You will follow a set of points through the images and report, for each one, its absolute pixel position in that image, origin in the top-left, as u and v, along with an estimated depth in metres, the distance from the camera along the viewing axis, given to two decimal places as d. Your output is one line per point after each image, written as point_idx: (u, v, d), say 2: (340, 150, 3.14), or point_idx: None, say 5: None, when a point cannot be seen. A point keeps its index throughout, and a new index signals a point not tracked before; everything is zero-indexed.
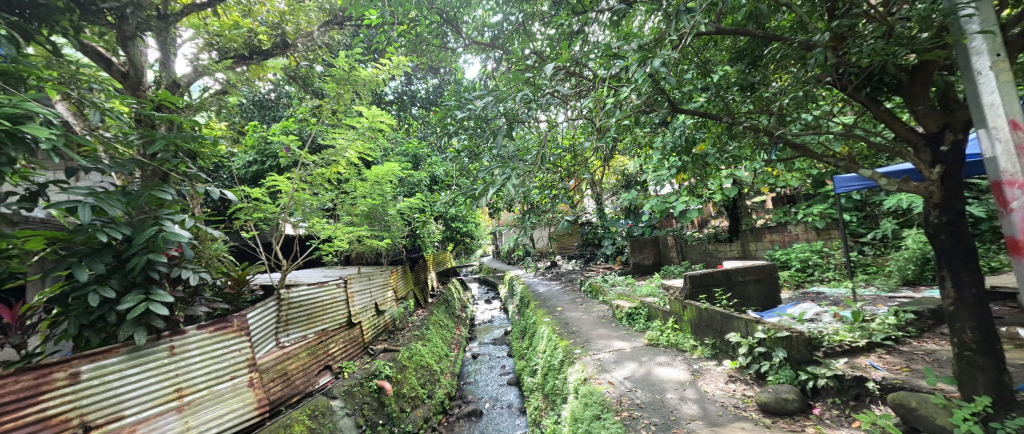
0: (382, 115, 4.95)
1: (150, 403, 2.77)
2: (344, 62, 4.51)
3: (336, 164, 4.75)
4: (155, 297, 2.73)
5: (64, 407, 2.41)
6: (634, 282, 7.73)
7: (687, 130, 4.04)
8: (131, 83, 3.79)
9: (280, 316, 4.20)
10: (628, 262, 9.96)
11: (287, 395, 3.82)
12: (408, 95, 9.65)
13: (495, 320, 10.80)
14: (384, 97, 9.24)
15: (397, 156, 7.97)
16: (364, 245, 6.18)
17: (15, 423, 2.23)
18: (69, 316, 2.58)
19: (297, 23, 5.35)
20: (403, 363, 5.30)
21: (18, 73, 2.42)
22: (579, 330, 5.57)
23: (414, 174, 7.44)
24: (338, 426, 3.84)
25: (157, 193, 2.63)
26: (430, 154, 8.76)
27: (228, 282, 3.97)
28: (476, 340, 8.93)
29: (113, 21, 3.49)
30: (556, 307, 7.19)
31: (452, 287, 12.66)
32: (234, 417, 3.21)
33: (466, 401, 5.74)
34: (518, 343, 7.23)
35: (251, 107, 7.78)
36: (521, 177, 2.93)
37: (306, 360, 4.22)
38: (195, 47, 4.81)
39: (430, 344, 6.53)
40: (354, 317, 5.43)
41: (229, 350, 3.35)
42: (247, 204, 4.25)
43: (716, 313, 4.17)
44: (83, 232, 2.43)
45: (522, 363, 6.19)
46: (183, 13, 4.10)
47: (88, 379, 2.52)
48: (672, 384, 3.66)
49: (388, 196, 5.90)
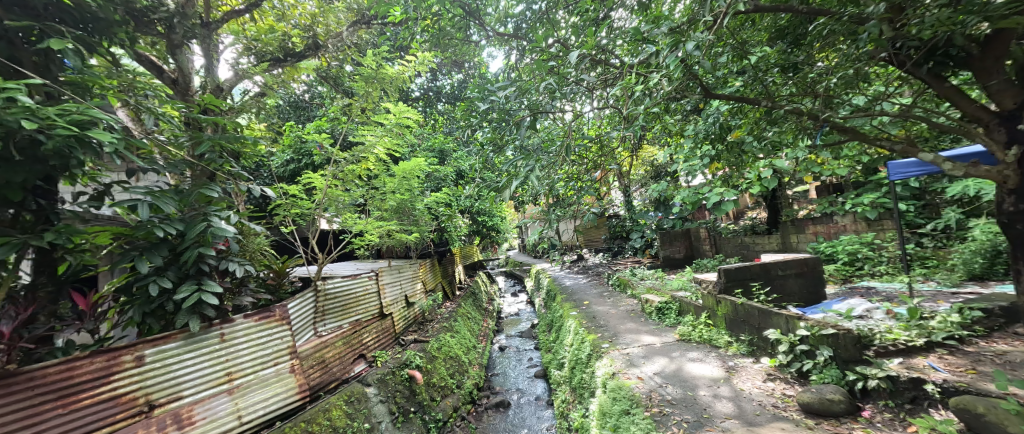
0: (409, 111, 4.80)
1: (205, 385, 3.01)
2: (371, 61, 4.58)
3: (365, 161, 4.78)
4: (207, 288, 2.96)
5: (132, 387, 2.67)
6: (664, 276, 7.43)
7: (722, 116, 3.78)
8: (180, 89, 4.01)
9: (317, 307, 4.37)
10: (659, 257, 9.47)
11: (325, 381, 4.00)
12: (434, 91, 9.76)
13: (523, 313, 10.83)
14: (411, 94, 9.39)
15: (424, 151, 8.08)
16: (394, 239, 6.22)
17: (91, 399, 2.50)
18: (135, 304, 2.86)
19: (328, 24, 5.44)
20: (433, 353, 5.44)
21: (83, 82, 2.82)
22: (607, 325, 5.46)
23: (441, 170, 7.47)
24: (373, 412, 3.99)
25: (206, 191, 2.88)
26: (457, 149, 8.80)
27: (270, 274, 4.09)
28: (502, 333, 9.00)
29: (163, 31, 3.78)
30: (583, 301, 7.08)
31: (479, 280, 12.78)
32: (279, 401, 3.41)
33: (493, 392, 5.85)
34: (545, 337, 7.22)
35: (287, 108, 8.12)
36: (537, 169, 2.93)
37: (341, 348, 4.39)
38: (235, 52, 5.04)
39: (458, 336, 6.66)
40: (385, 308, 5.62)
41: (273, 337, 3.56)
42: (285, 200, 4.41)
43: (753, 309, 3.98)
44: (142, 228, 2.69)
45: (549, 356, 6.18)
46: (223, 20, 4.35)
47: (152, 361, 2.77)
48: (705, 381, 3.55)
49: (417, 191, 5.98)
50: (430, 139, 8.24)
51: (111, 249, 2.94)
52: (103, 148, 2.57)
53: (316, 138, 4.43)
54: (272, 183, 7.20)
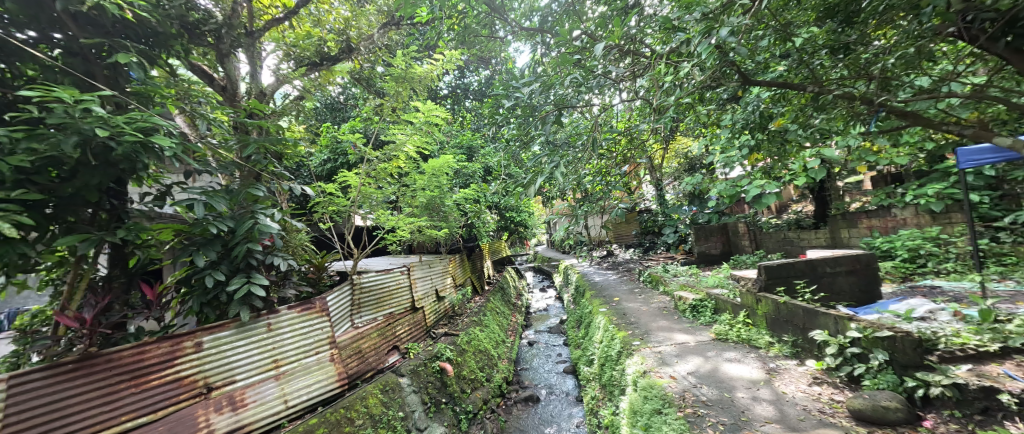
0: (437, 109, 4.80)
1: (255, 371, 3.25)
2: (401, 62, 4.70)
3: (397, 159, 4.90)
4: (255, 281, 3.18)
5: (192, 370, 2.94)
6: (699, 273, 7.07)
7: (762, 104, 3.56)
8: (228, 95, 4.32)
9: (353, 299, 4.57)
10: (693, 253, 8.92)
11: (362, 370, 4.18)
12: (461, 88, 9.85)
13: (552, 309, 10.79)
14: (439, 92, 9.54)
15: (452, 148, 8.20)
16: (424, 235, 6.37)
17: (159, 380, 2.79)
18: (194, 295, 3.13)
19: (360, 27, 5.56)
20: (463, 347, 5.55)
21: (147, 92, 3.12)
22: (637, 321, 5.33)
23: (469, 166, 7.54)
24: (406, 402, 4.14)
25: (252, 190, 3.09)
26: (484, 145, 8.85)
27: (310, 268, 4.29)
28: (531, 328, 9.02)
29: (212, 42, 4.07)
30: (613, 297, 6.92)
31: (507, 276, 12.83)
32: (321, 387, 3.62)
33: (523, 386, 5.90)
34: (574, 333, 7.16)
35: (323, 110, 8.46)
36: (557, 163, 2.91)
37: (376, 339, 4.57)
38: (276, 58, 5.21)
39: (488, 330, 6.75)
40: (417, 301, 5.78)
41: (315, 328, 3.77)
42: (323, 198, 4.62)
43: (798, 308, 3.75)
44: (199, 225, 2.94)
45: (578, 352, 6.11)
46: (266, 29, 4.60)
47: (209, 347, 3.03)
48: (743, 382, 3.40)
49: (446, 188, 6.08)
50: (458, 136, 8.34)
51: (173, 245, 3.24)
52: (165, 153, 2.84)
53: (350, 138, 4.60)
54: (311, 182, 7.55)
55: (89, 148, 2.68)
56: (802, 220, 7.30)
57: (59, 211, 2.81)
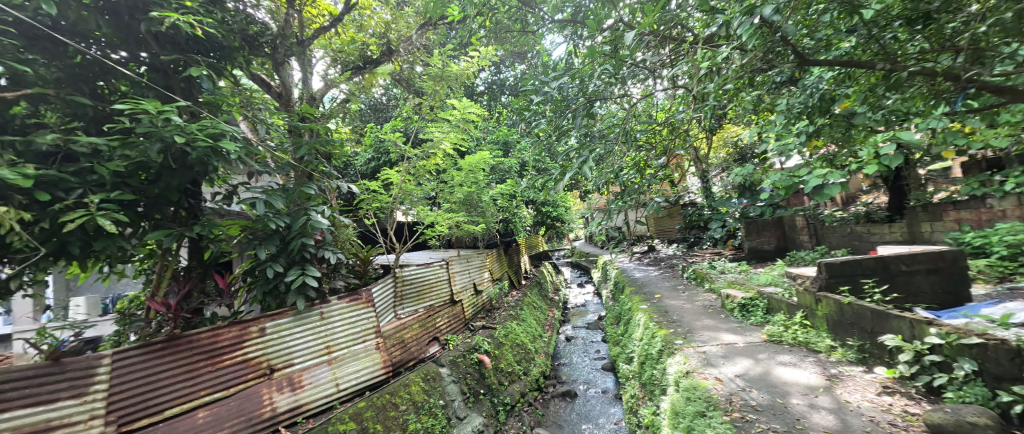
0: (472, 106, 4.95)
1: (310, 355, 3.52)
2: (438, 61, 4.82)
3: (434, 156, 5.03)
4: (309, 272, 3.44)
5: (257, 353, 3.25)
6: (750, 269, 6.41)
7: (822, 86, 3.23)
8: (284, 101, 4.67)
9: (396, 291, 4.78)
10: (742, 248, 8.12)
11: (405, 359, 4.37)
12: (497, 84, 9.86)
13: (590, 305, 10.61)
14: (475, 89, 9.63)
15: (489, 144, 8.27)
16: (462, 230, 6.49)
17: (230, 360, 3.11)
18: (257, 285, 3.45)
19: (399, 30, 5.75)
20: (500, 340, 5.63)
21: (216, 101, 3.47)
22: (680, 319, 5.10)
23: (505, 162, 7.55)
24: (446, 391, 4.27)
25: (304, 189, 3.34)
26: (520, 140, 8.83)
27: (357, 261, 4.53)
28: (568, 324, 8.92)
29: (269, 52, 4.41)
30: (654, 293, 6.65)
31: (544, 271, 12.77)
32: (368, 374, 3.84)
33: (560, 381, 5.89)
34: (612, 330, 6.98)
35: (368, 111, 8.84)
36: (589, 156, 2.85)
37: (418, 330, 4.76)
38: (324, 64, 5.56)
39: (525, 324, 6.78)
40: (455, 294, 5.93)
41: (362, 318, 4.00)
42: (367, 195, 4.85)
43: (865, 310, 3.41)
44: (260, 221, 3.23)
45: (617, 349, 5.97)
46: (315, 37, 4.89)
47: (271, 332, 3.33)
48: (799, 388, 3.15)
49: (483, 183, 6.15)
50: (494, 132, 8.37)
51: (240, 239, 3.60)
52: (231, 156, 3.15)
53: (391, 137, 4.79)
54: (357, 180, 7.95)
55: (169, 153, 3.04)
56: (873, 213, 6.31)
57: (148, 209, 3.22)
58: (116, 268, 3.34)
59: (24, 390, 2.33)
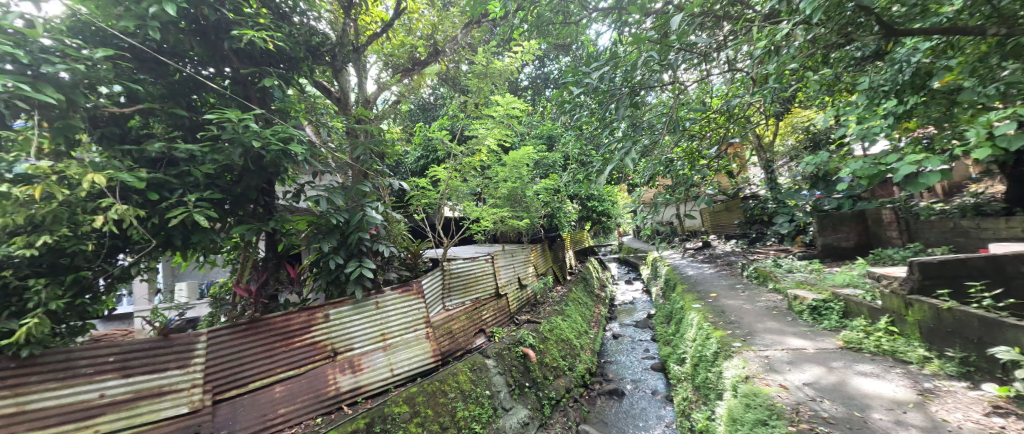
0: (516, 101, 4.88)
1: (367, 342, 3.78)
2: (482, 58, 4.88)
3: (479, 153, 5.11)
4: (365, 264, 3.70)
5: (323, 337, 3.55)
6: (823, 268, 5.74)
7: (918, 58, 2.82)
8: (342, 105, 4.98)
9: (444, 284, 4.96)
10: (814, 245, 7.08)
11: (453, 349, 4.53)
12: (542, 78, 9.70)
13: (638, 302, 10.21)
14: (519, 84, 9.57)
15: (533, 139, 8.22)
16: (506, 225, 6.54)
17: (300, 343, 3.44)
18: (321, 275, 3.76)
19: (445, 30, 5.88)
20: (545, 334, 5.64)
21: (285, 108, 3.83)
22: (738, 321, 4.73)
23: (550, 156, 7.47)
24: (492, 382, 4.37)
25: (361, 186, 3.60)
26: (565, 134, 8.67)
27: (408, 254, 4.75)
28: (615, 321, 8.67)
29: (328, 60, 4.74)
30: (710, 292, 6.22)
31: (590, 266, 12.47)
32: (420, 361, 4.04)
33: (606, 379, 5.77)
34: (662, 329, 6.66)
35: (417, 111, 9.12)
36: (634, 148, 2.73)
37: (465, 322, 4.91)
38: (377, 68, 5.83)
39: (570, 320, 6.71)
40: (500, 288, 6.01)
41: (413, 308, 4.21)
42: (417, 191, 5.03)
43: (972, 316, 2.94)
44: (323, 216, 3.53)
45: (668, 349, 5.70)
46: (369, 43, 5.15)
47: (333, 319, 3.62)
48: (882, 402, 2.80)
49: (527, 179, 6.14)
50: (539, 126, 8.31)
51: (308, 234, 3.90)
52: (299, 158, 3.48)
53: (438, 135, 4.94)
54: (408, 178, 8.26)
55: (247, 156, 3.41)
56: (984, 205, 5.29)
57: (231, 206, 3.64)
58: (209, 257, 3.81)
59: (142, 359, 2.77)
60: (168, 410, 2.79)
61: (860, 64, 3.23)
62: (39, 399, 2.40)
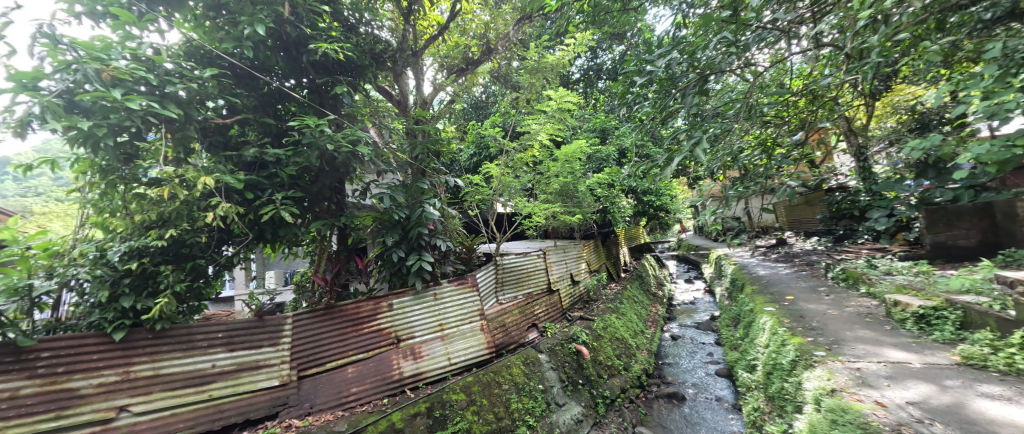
0: (569, 95, 4.87)
1: (427, 331, 4.01)
2: (534, 53, 4.86)
3: (532, 148, 5.10)
4: (425, 258, 3.93)
5: (387, 324, 3.83)
6: (934, 271, 4.90)
7: None
8: (401, 107, 5.25)
9: (497, 278, 5.05)
10: (920, 244, 6.02)
11: (507, 342, 4.61)
12: (593, 70, 9.18)
13: (700, 302, 9.56)
14: (570, 77, 9.35)
15: (585, 132, 8.02)
16: (559, 221, 6.46)
17: (368, 329, 3.74)
18: (385, 267, 4.05)
19: (498, 29, 5.94)
20: (599, 332, 5.53)
21: (354, 113, 4.14)
22: (820, 327, 4.23)
23: (603, 149, 7.23)
24: (545, 377, 4.38)
25: (420, 184, 3.82)
26: (619, 126, 8.35)
27: (462, 249, 4.91)
28: (675, 322, 8.20)
29: (390, 65, 5.04)
30: (787, 295, 5.63)
31: (647, 263, 11.89)
32: (475, 352, 4.19)
33: (665, 381, 5.51)
34: (728, 333, 6.18)
35: (469, 109, 9.27)
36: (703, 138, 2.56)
37: (517, 316, 4.97)
38: (433, 69, 6.02)
39: (625, 318, 6.50)
40: (552, 284, 5.97)
41: (469, 300, 4.37)
42: (472, 188, 5.13)
43: None
44: (387, 213, 3.80)
45: (736, 354, 5.29)
46: (426, 46, 5.36)
47: (397, 308, 3.88)
48: (1014, 431, 2.35)
49: (580, 173, 6.02)
50: (591, 119, 8.09)
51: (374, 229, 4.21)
52: (366, 158, 3.77)
53: (491, 132, 5.00)
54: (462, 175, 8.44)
55: (322, 158, 3.77)
56: None
57: (309, 203, 4.04)
58: (292, 249, 4.27)
59: (243, 336, 3.22)
60: (264, 381, 3.21)
61: (990, 27, 3.05)
62: (170, 365, 2.89)
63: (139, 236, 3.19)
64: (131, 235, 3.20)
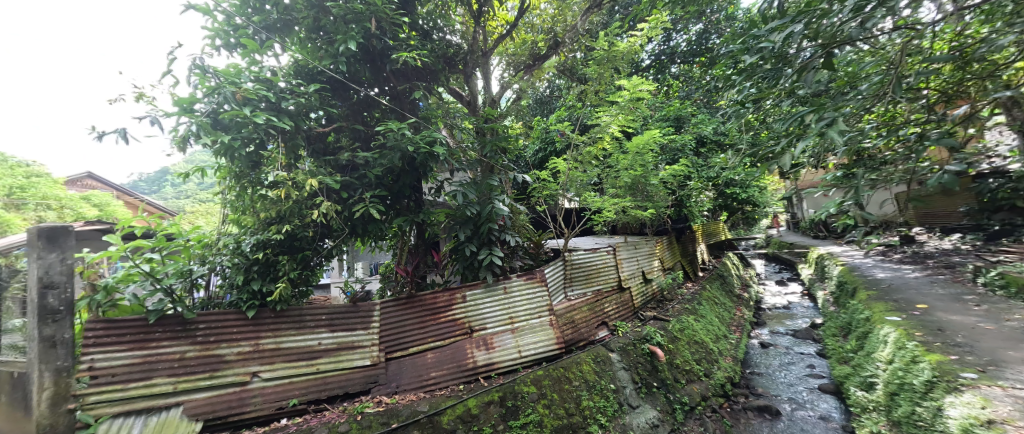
0: (643, 83, 4.60)
1: (498, 323, 4.15)
2: (604, 42, 4.69)
3: (602, 141, 4.92)
4: (495, 252, 4.07)
5: (461, 315, 4.05)
6: None
7: None
8: (471, 108, 5.42)
9: (565, 273, 5.01)
10: None
11: (577, 338, 4.54)
12: (666, 54, 8.62)
13: (795, 307, 8.45)
14: (640, 64, 8.83)
15: (657, 121, 7.55)
16: (629, 216, 6.18)
17: (445, 318, 3.99)
18: (458, 260, 4.27)
19: (565, 21, 5.84)
20: (675, 334, 5.20)
21: (430, 116, 4.40)
22: (965, 344, 3.45)
23: (678, 139, 6.74)
24: (616, 376, 4.24)
25: (489, 181, 3.97)
26: (695, 113, 7.72)
27: (530, 244, 4.95)
28: (765, 328, 7.35)
29: (461, 67, 5.27)
30: (918, 302, 4.69)
31: (730, 262, 10.82)
32: (545, 346, 4.21)
33: (754, 393, 5.01)
34: (834, 343, 5.38)
35: (534, 105, 9.18)
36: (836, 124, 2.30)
37: (587, 313, 4.87)
38: (501, 68, 6.10)
39: (704, 321, 6.02)
40: (624, 281, 5.71)
41: (538, 295, 4.42)
42: (539, 184, 5.09)
43: None
44: (459, 209, 4.02)
45: (846, 368, 4.58)
46: (495, 46, 5.47)
47: (470, 300, 4.09)
48: None
49: (652, 165, 5.69)
50: (665, 107, 7.59)
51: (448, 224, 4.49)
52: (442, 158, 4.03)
53: (559, 127, 4.90)
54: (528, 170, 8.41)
55: (404, 159, 4.09)
56: None
57: (392, 201, 4.40)
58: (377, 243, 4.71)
59: (343, 319, 3.65)
60: (358, 360, 3.61)
61: None
62: (288, 340, 3.39)
63: (263, 230, 3.78)
64: (257, 229, 3.79)
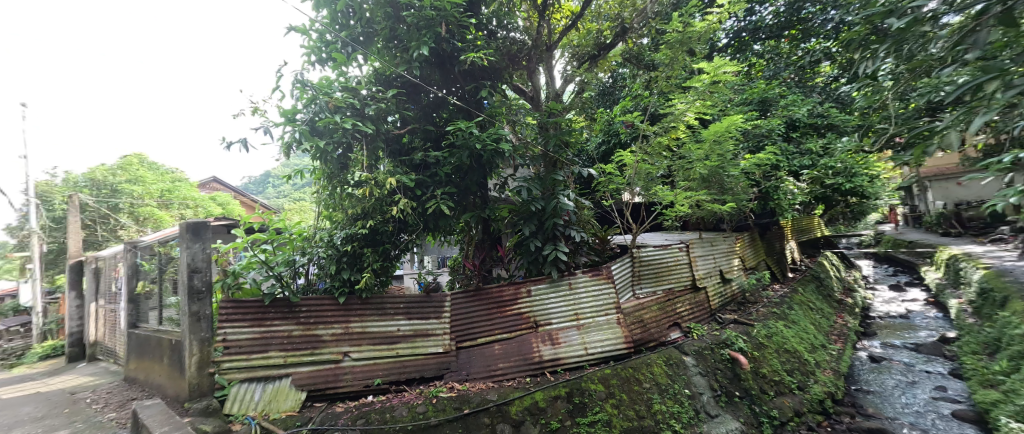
0: (726, 64, 4.23)
1: (564, 318, 4.11)
2: (677, 23, 4.36)
3: (675, 130, 4.58)
4: (560, 248, 4.05)
5: (527, 308, 4.08)
6: None
7: None
8: (535, 103, 5.39)
9: (634, 271, 4.77)
10: None
11: (647, 338, 4.32)
12: (749, 30, 7.77)
13: (917, 316, 7.15)
14: (717, 44, 8.07)
15: (738, 106, 6.84)
16: (704, 210, 5.71)
17: (511, 311, 4.05)
18: (522, 255, 4.30)
19: (633, 5, 5.53)
20: (760, 340, 4.71)
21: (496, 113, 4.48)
22: None
23: (764, 124, 6.02)
24: (691, 382, 3.97)
25: (554, 176, 3.97)
26: (785, 94, 6.87)
27: (596, 240, 4.81)
28: (876, 339, 6.32)
29: (526, 63, 5.26)
30: None
31: (829, 261, 9.48)
32: (612, 345, 4.07)
33: (863, 413, 4.33)
34: (975, 362, 4.44)
35: (597, 96, 8.84)
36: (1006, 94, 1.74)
37: (658, 313, 4.61)
38: (564, 60, 5.95)
39: (796, 328, 5.35)
40: (698, 280, 5.29)
41: (605, 292, 4.27)
42: (604, 178, 4.87)
43: None
44: (524, 204, 4.06)
45: (993, 394, 3.75)
46: (559, 39, 5.36)
47: (536, 294, 4.10)
48: None
49: (731, 155, 5.19)
50: (748, 90, 6.86)
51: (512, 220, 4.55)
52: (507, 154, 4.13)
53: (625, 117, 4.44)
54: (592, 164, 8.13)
55: (472, 156, 4.22)
56: None
57: (460, 198, 4.58)
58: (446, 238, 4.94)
59: (417, 308, 3.90)
60: (432, 347, 3.83)
61: None
62: (372, 325, 3.71)
63: (350, 225, 4.18)
64: (345, 224, 4.21)
